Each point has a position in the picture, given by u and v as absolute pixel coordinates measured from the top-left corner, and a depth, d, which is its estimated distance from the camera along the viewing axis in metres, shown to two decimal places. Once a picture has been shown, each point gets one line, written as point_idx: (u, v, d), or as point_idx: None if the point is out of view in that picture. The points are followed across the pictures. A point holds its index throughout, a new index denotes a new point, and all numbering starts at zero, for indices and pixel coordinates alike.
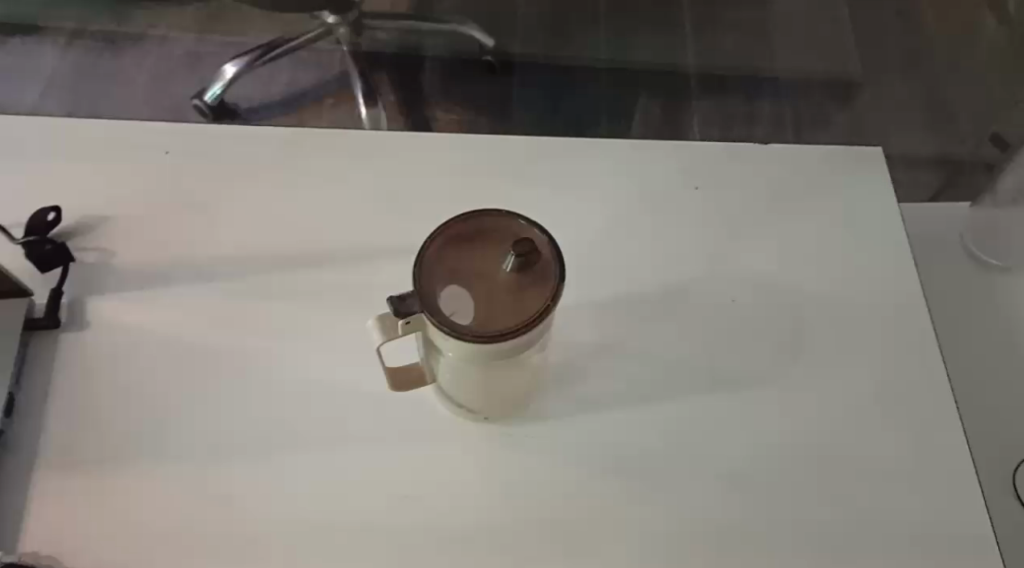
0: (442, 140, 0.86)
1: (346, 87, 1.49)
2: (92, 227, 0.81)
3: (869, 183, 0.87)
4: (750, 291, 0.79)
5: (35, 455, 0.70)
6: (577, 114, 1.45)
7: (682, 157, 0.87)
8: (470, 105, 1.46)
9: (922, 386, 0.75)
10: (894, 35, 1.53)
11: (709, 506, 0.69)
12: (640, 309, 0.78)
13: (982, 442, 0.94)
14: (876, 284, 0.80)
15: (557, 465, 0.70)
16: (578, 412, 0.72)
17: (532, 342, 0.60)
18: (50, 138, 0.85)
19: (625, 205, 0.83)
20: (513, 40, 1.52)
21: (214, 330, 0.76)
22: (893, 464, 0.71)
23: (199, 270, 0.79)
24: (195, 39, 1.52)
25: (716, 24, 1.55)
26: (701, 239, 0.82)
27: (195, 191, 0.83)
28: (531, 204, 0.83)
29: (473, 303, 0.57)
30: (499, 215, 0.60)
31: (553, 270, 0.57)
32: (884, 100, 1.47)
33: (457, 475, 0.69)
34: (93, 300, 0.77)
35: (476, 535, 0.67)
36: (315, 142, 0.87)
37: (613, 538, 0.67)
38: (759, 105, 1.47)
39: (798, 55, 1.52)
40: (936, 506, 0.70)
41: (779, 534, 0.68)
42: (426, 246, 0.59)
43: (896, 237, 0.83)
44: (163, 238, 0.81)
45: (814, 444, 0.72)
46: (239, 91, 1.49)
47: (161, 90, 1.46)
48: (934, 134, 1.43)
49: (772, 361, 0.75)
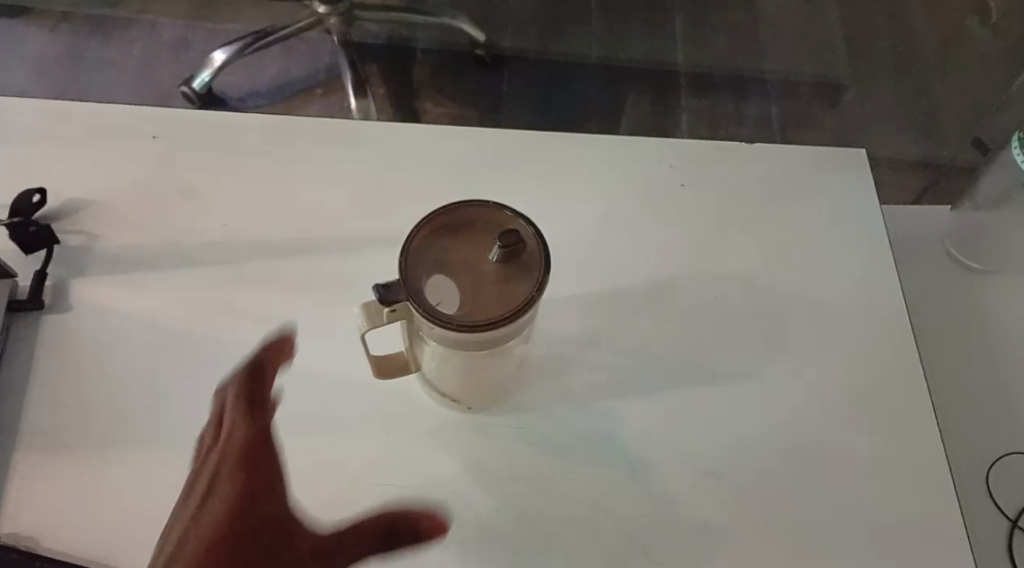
0: (432, 131, 0.85)
1: (335, 77, 1.49)
2: (76, 211, 0.80)
3: (855, 183, 0.86)
4: (735, 288, 0.79)
5: (16, 440, 0.69)
6: (565, 109, 1.47)
7: (670, 154, 0.86)
8: (459, 100, 1.47)
9: (901, 382, 0.76)
10: (880, 38, 1.56)
11: (688, 501, 0.69)
12: (624, 304, 0.77)
13: (961, 439, 0.91)
14: (860, 283, 0.80)
15: (536, 455, 0.70)
16: (562, 404, 0.73)
17: (518, 331, 0.59)
18: (33, 120, 0.83)
19: (609, 201, 0.83)
20: (505, 35, 1.53)
21: (203, 316, 0.75)
22: (873, 461, 0.72)
23: (184, 255, 0.78)
24: (183, 25, 1.51)
25: (705, 23, 1.57)
26: (685, 237, 0.81)
27: (182, 176, 0.82)
28: (515, 198, 0.82)
29: (459, 293, 0.56)
30: (487, 206, 0.58)
31: (540, 262, 0.56)
32: (869, 102, 1.50)
33: (441, 465, 0.69)
34: (78, 284, 0.76)
35: (457, 525, 0.67)
36: (304, 130, 0.85)
37: (594, 528, 0.68)
38: (747, 104, 1.49)
39: (786, 57, 1.54)
40: (912, 501, 0.71)
41: (757, 528, 0.69)
42: (411, 235, 0.57)
43: (877, 237, 0.83)
44: (149, 224, 0.79)
45: (792, 440, 0.72)
46: (226, 78, 1.48)
47: (148, 76, 1.46)
48: (919, 135, 1.46)
49: (755, 358, 0.76)
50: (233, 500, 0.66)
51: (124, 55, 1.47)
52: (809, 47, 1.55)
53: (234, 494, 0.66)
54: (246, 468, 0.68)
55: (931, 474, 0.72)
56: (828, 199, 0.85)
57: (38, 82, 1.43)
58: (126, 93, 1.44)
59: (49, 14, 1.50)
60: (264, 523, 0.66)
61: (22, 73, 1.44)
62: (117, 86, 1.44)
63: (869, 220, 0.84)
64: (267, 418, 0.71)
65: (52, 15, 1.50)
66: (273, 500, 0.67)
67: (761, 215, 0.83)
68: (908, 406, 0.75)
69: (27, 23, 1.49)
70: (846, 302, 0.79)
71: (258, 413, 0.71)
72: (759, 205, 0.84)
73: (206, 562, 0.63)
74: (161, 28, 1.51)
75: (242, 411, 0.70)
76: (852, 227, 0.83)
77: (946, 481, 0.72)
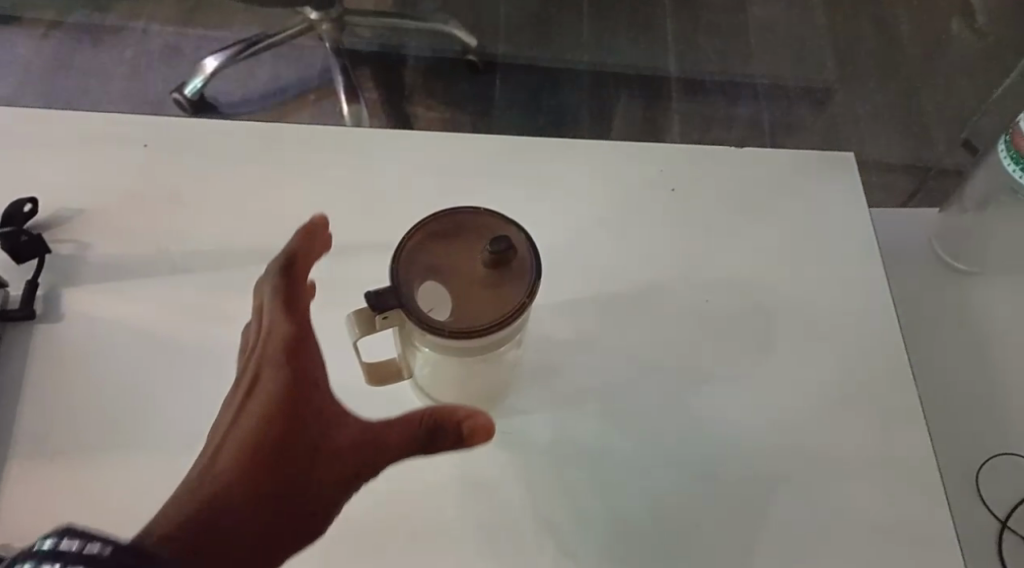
0: (422, 137, 0.85)
1: (327, 83, 1.49)
2: (67, 219, 0.80)
3: (843, 186, 0.87)
4: (725, 291, 0.80)
5: (8, 448, 0.69)
6: (557, 114, 1.47)
7: (659, 159, 0.86)
8: (452, 105, 1.47)
9: (890, 384, 0.76)
10: (869, 42, 1.57)
11: (679, 504, 0.69)
12: (615, 308, 0.78)
13: (950, 442, 0.91)
14: (848, 285, 0.81)
15: (528, 459, 0.71)
16: (552, 408, 0.73)
17: (509, 337, 0.59)
18: (24, 128, 0.83)
19: (599, 206, 0.83)
20: (497, 41, 1.54)
21: (196, 323, 0.75)
22: (863, 462, 0.72)
23: (176, 262, 0.78)
24: (175, 31, 1.52)
25: (696, 27, 1.58)
26: (676, 242, 0.82)
27: (173, 183, 0.82)
28: (505, 203, 0.82)
29: (450, 299, 0.56)
30: (479, 213, 0.58)
31: (531, 269, 0.56)
32: (859, 106, 1.50)
33: (435, 471, 0.70)
34: (70, 292, 0.76)
35: (449, 530, 0.68)
36: (295, 137, 0.85)
37: (586, 531, 0.68)
38: (738, 108, 1.49)
39: (776, 61, 1.55)
40: (902, 503, 0.71)
41: (748, 530, 0.69)
42: (403, 241, 0.57)
43: (866, 240, 0.84)
44: (140, 231, 0.79)
45: (782, 442, 0.72)
46: (218, 85, 1.48)
47: (141, 83, 1.46)
48: (909, 138, 1.47)
49: (746, 361, 0.76)
50: (283, 398, 0.52)
51: (116, 62, 1.47)
52: (799, 51, 1.56)
53: (284, 392, 0.52)
54: (292, 369, 0.53)
55: (920, 475, 0.72)
56: (817, 202, 0.85)
57: (29, 89, 1.43)
58: (118, 100, 1.44)
59: (41, 22, 1.50)
60: (314, 433, 0.52)
61: (14, 80, 1.44)
62: (108, 93, 1.44)
63: (857, 223, 0.84)
64: (307, 319, 0.57)
65: (44, 22, 1.50)
66: (324, 411, 0.53)
67: (751, 218, 0.84)
68: (897, 408, 0.75)
69: (19, 31, 1.49)
70: (836, 305, 0.80)
71: (297, 317, 0.56)
72: (748, 208, 0.84)
73: (234, 488, 0.48)
74: (152, 35, 1.51)
75: (280, 306, 0.56)
76: (841, 230, 0.84)
77: (936, 482, 0.72)
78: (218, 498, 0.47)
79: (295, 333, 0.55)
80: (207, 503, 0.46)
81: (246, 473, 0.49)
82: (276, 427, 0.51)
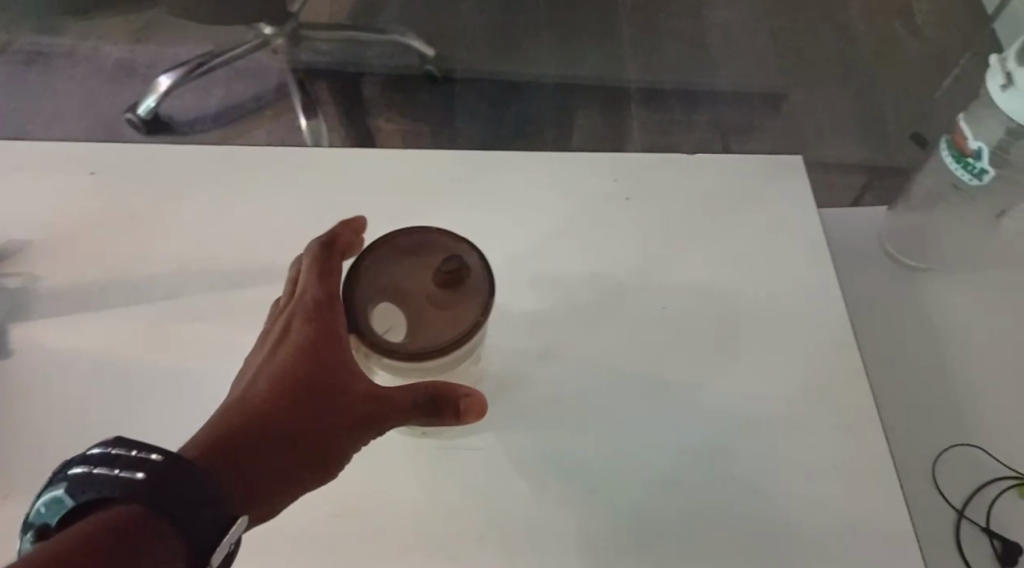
0: (377, 155, 0.85)
1: (282, 98, 1.48)
2: (14, 250, 0.78)
3: (795, 189, 0.88)
4: (682, 297, 0.80)
5: None
6: (518, 123, 1.48)
7: (614, 169, 0.87)
8: (411, 118, 1.47)
9: (848, 383, 0.77)
10: (823, 42, 1.60)
11: (643, 512, 0.70)
12: (575, 320, 0.78)
13: (908, 439, 0.90)
14: (804, 287, 0.82)
15: (492, 475, 0.71)
16: (516, 419, 0.73)
17: (467, 355, 0.59)
18: None
19: (555, 217, 0.83)
20: (457, 52, 1.54)
21: (152, 351, 0.74)
22: (822, 462, 0.73)
23: (130, 288, 0.77)
24: (128, 49, 1.50)
25: (653, 33, 1.59)
26: (632, 250, 0.82)
27: (121, 209, 0.81)
28: (462, 217, 0.82)
29: (405, 322, 0.56)
30: (433, 233, 0.58)
31: (484, 286, 0.56)
32: (814, 106, 1.53)
33: (401, 491, 0.69)
34: (19, 325, 0.75)
35: (415, 550, 0.67)
36: (249, 158, 0.85)
37: (552, 544, 0.68)
38: (695, 111, 1.51)
39: (732, 63, 1.57)
40: (862, 500, 0.72)
41: (712, 535, 0.69)
42: (358, 264, 0.57)
43: (821, 240, 0.84)
44: (89, 260, 0.78)
45: (744, 446, 0.73)
46: (172, 103, 1.47)
47: (92, 104, 1.44)
48: (862, 136, 1.49)
49: (706, 366, 0.77)
50: (304, 355, 0.55)
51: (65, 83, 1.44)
52: (753, 53, 1.58)
53: (301, 352, 0.55)
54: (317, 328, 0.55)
55: (879, 472, 0.73)
56: (771, 205, 0.86)
57: None
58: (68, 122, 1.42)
59: None
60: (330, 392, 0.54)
61: None
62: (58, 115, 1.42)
63: (811, 224, 0.85)
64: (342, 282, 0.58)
65: None
66: (345, 369, 0.55)
67: (706, 224, 0.85)
68: (855, 406, 0.76)
69: None
70: (792, 306, 0.81)
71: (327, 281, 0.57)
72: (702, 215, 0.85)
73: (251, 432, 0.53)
74: (103, 54, 1.49)
75: (314, 270, 0.57)
76: (796, 232, 0.85)
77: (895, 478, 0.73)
78: (223, 441, 0.52)
79: (323, 295, 0.56)
80: (223, 438, 0.52)
81: (258, 418, 0.53)
82: (294, 382, 0.54)
